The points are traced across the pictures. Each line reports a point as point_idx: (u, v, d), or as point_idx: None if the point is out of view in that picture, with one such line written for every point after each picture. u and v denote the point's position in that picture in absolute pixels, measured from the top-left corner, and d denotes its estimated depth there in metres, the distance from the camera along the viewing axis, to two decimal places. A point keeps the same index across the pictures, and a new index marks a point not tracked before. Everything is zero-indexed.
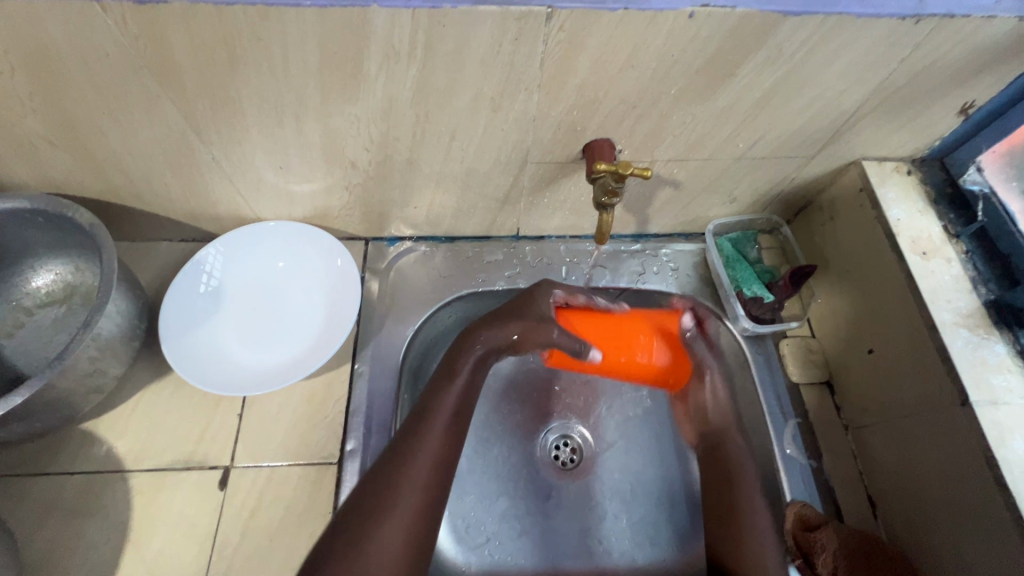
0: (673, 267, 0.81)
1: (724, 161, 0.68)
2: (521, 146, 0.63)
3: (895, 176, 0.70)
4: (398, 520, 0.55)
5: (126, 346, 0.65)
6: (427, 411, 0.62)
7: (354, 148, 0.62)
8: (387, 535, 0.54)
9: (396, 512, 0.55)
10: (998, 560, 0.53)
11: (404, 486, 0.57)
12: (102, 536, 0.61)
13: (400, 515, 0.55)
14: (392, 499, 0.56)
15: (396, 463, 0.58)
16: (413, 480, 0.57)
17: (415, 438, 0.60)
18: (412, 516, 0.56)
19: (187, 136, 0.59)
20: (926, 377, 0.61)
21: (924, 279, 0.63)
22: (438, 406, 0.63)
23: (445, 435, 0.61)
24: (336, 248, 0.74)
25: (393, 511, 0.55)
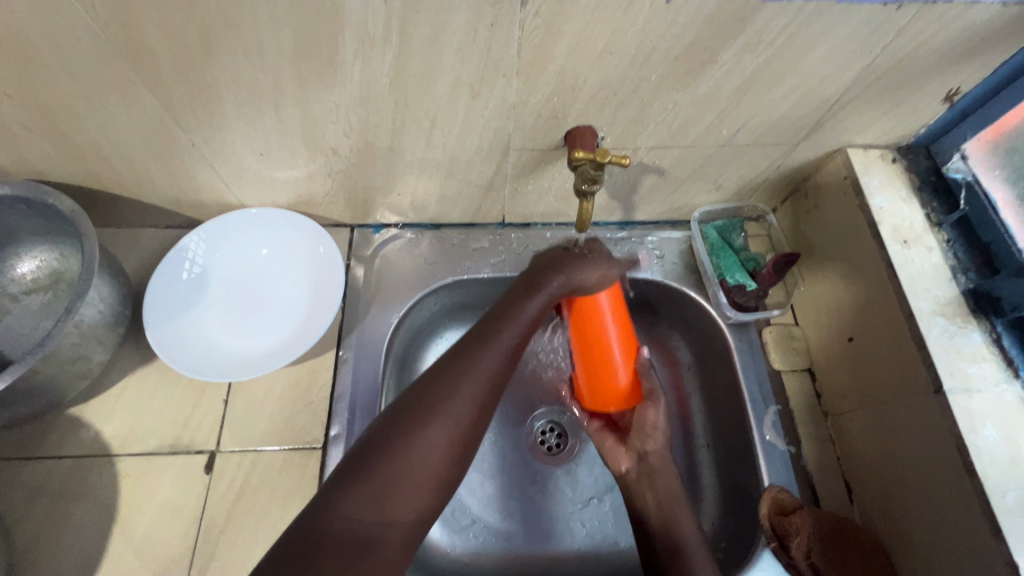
0: (659, 254, 0.81)
1: (708, 149, 0.68)
2: (503, 133, 0.62)
3: (880, 164, 0.70)
4: (441, 430, 0.48)
5: (110, 332, 0.65)
6: (500, 321, 0.54)
7: (334, 135, 0.61)
8: (434, 442, 0.48)
9: (450, 408, 0.49)
10: (963, 545, 0.54)
11: (462, 392, 0.50)
12: (90, 518, 0.62)
13: (455, 412, 0.49)
14: (445, 404, 0.49)
15: (457, 370, 0.51)
16: (467, 396, 0.50)
17: (481, 349, 0.52)
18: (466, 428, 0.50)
19: (165, 123, 0.59)
20: (902, 365, 0.61)
21: (904, 268, 0.63)
22: (512, 318, 0.54)
23: (511, 351, 0.54)
24: (320, 235, 0.74)
25: (448, 412, 0.49)
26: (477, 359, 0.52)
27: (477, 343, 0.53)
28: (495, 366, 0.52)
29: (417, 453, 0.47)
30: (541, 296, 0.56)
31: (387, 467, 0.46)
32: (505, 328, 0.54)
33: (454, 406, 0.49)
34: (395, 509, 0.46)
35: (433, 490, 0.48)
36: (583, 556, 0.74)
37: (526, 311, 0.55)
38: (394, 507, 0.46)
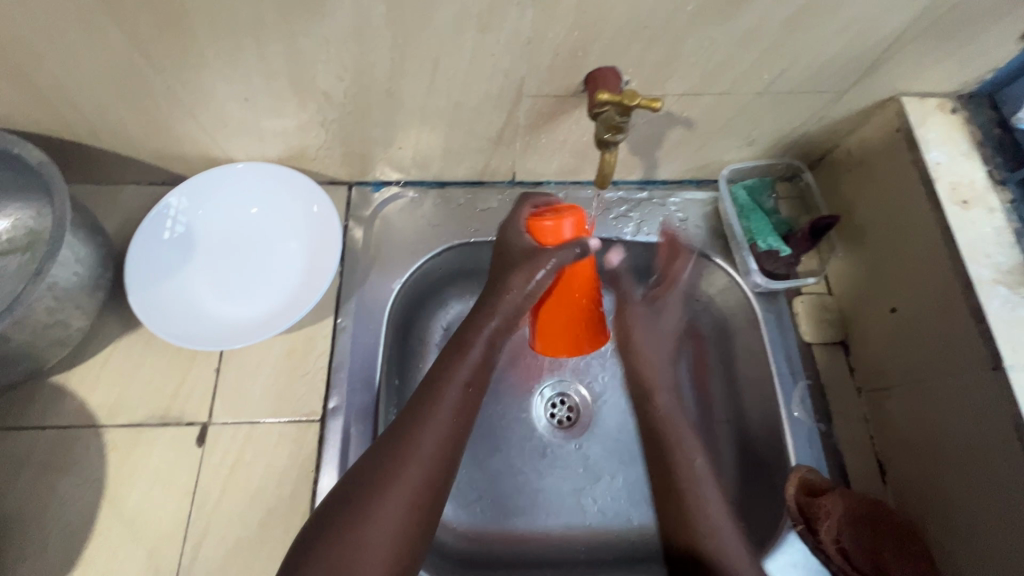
0: (682, 217, 0.75)
1: (745, 97, 0.61)
2: (515, 76, 0.55)
3: (937, 116, 0.62)
4: (395, 495, 0.49)
5: (89, 297, 0.61)
6: (440, 382, 0.54)
7: (325, 77, 0.55)
8: (387, 513, 0.49)
9: (401, 479, 0.50)
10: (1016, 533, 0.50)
11: (410, 461, 0.51)
12: (77, 492, 0.59)
13: (406, 480, 0.50)
14: (398, 467, 0.50)
15: (400, 441, 0.51)
16: (421, 453, 0.51)
17: (425, 411, 0.53)
18: (419, 491, 0.50)
19: (135, 62, 0.52)
20: (955, 340, 0.56)
21: (962, 231, 0.57)
22: (452, 375, 0.55)
23: (456, 409, 0.54)
24: (314, 193, 0.68)
25: (398, 483, 0.50)
26: (421, 420, 0.52)
27: (419, 409, 0.53)
28: (442, 424, 0.53)
29: (373, 525, 0.48)
30: (478, 349, 0.56)
31: (345, 545, 0.47)
32: (445, 388, 0.54)
33: (403, 477, 0.50)
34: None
35: (394, 555, 0.48)
36: (594, 534, 0.71)
37: (466, 362, 0.55)
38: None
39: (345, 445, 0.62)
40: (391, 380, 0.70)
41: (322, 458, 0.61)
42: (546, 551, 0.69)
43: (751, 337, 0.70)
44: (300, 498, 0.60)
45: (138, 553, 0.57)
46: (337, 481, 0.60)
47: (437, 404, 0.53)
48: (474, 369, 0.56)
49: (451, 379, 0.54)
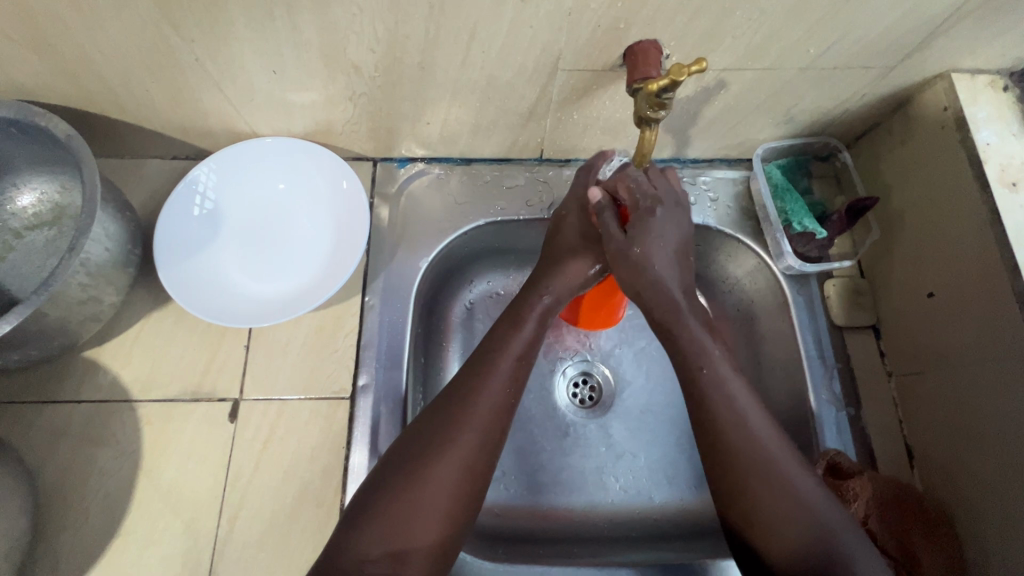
0: (712, 196, 0.73)
1: (788, 72, 0.58)
2: (552, 49, 0.53)
3: (988, 93, 0.60)
4: (452, 455, 0.50)
5: (119, 273, 0.61)
6: (495, 354, 0.56)
7: (357, 49, 0.53)
8: (441, 474, 0.50)
9: (456, 443, 0.51)
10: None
11: (466, 428, 0.52)
12: (115, 464, 0.60)
13: (463, 443, 0.51)
14: (455, 431, 0.51)
15: (455, 408, 0.53)
16: (476, 419, 0.52)
17: (477, 381, 0.54)
18: (473, 457, 0.51)
19: (163, 32, 0.50)
20: (997, 326, 0.55)
21: (1011, 214, 0.55)
22: (506, 348, 0.56)
23: (510, 380, 0.55)
24: (340, 168, 0.67)
25: (453, 446, 0.51)
26: (477, 390, 0.54)
27: (474, 377, 0.54)
28: (496, 393, 0.54)
29: (429, 485, 0.49)
30: (532, 323, 0.58)
31: (400, 499, 0.48)
32: (500, 358, 0.55)
33: (460, 440, 0.51)
34: (411, 537, 0.48)
35: (446, 516, 0.49)
36: (617, 511, 0.71)
37: (519, 337, 0.57)
38: (408, 536, 0.48)
39: (375, 422, 0.62)
40: (418, 358, 0.70)
41: (353, 435, 0.62)
42: (570, 527, 0.71)
43: (781, 320, 0.70)
44: (333, 473, 0.61)
45: (176, 524, 0.58)
46: (368, 458, 0.61)
47: (492, 374, 0.54)
48: (527, 341, 0.57)
49: (505, 351, 0.56)
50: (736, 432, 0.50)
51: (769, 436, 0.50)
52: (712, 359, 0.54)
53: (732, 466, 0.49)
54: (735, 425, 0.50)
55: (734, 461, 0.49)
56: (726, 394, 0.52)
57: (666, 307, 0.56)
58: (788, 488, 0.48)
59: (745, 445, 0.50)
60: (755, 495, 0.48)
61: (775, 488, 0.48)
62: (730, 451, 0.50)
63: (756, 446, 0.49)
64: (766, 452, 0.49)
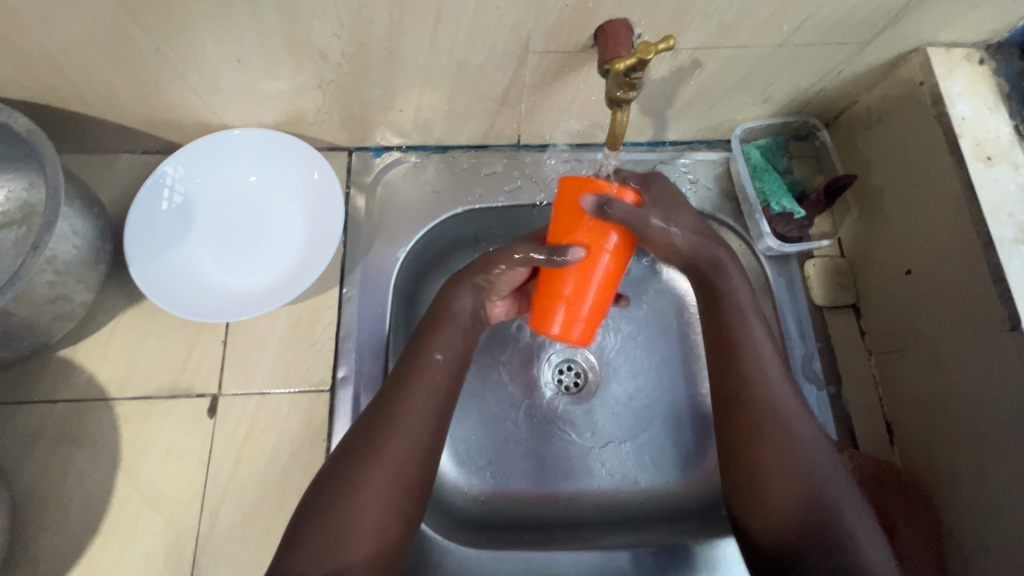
0: (692, 178, 0.73)
1: (762, 50, 0.57)
2: (521, 31, 0.52)
3: (965, 67, 0.59)
4: (377, 472, 0.50)
5: (90, 270, 0.60)
6: (417, 366, 0.55)
7: (321, 35, 0.52)
8: (373, 488, 0.49)
9: (382, 457, 0.50)
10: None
11: (388, 441, 0.51)
12: (93, 462, 0.60)
13: (387, 458, 0.50)
14: (380, 448, 0.51)
15: (379, 421, 0.52)
16: (396, 434, 0.51)
17: (402, 391, 0.53)
18: (398, 468, 0.50)
19: (120, 22, 0.49)
20: (972, 301, 0.55)
21: (986, 189, 0.55)
22: (423, 357, 0.55)
23: (432, 387, 0.54)
24: (314, 159, 0.66)
25: (378, 462, 0.50)
26: (401, 401, 0.53)
27: (397, 389, 0.54)
28: (420, 404, 0.53)
29: (358, 504, 0.48)
30: (454, 325, 0.57)
31: (336, 520, 0.48)
32: (418, 372, 0.54)
33: (380, 456, 0.50)
34: (348, 553, 0.47)
35: (378, 528, 0.49)
36: (603, 495, 0.72)
37: (443, 345, 0.56)
38: (344, 553, 0.47)
39: (356, 414, 0.62)
40: (400, 349, 0.69)
41: (334, 427, 0.62)
42: (556, 512, 0.71)
43: (762, 302, 0.70)
44: (314, 466, 0.61)
45: (157, 520, 0.58)
46: None
47: (413, 387, 0.53)
48: (451, 342, 0.57)
49: (427, 351, 0.55)
50: (751, 406, 0.53)
51: (784, 393, 0.54)
52: (757, 341, 0.56)
53: (749, 434, 0.53)
54: (753, 390, 0.53)
55: (757, 437, 0.52)
56: (749, 380, 0.54)
57: (725, 290, 0.57)
58: (800, 471, 0.50)
59: (769, 418, 0.52)
60: (760, 471, 0.51)
61: (789, 467, 0.51)
62: (747, 426, 0.53)
63: (773, 409, 0.53)
64: (796, 438, 0.52)
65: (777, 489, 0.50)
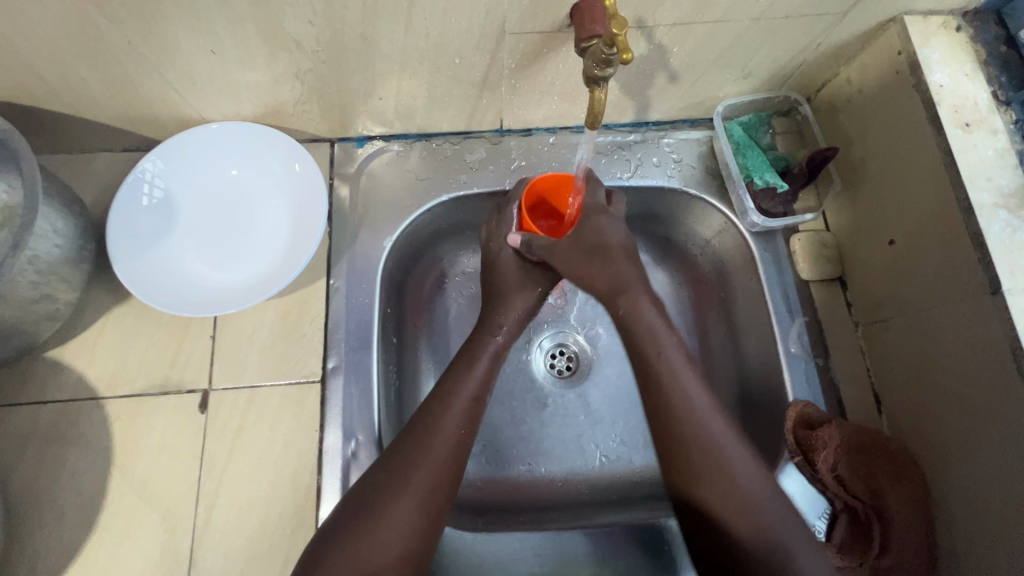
0: (676, 158, 0.73)
1: (740, 25, 0.57)
2: (495, 12, 0.52)
3: (942, 34, 0.59)
4: (408, 495, 0.50)
5: (73, 269, 0.60)
6: (446, 394, 0.56)
7: (294, 22, 0.51)
8: (402, 511, 0.50)
9: (411, 487, 0.51)
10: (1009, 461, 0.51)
11: (414, 473, 0.51)
12: (85, 462, 0.60)
13: (415, 487, 0.51)
14: (407, 474, 0.51)
15: (410, 452, 0.52)
16: (427, 466, 0.52)
17: (431, 422, 0.54)
18: (427, 497, 0.51)
19: (89, 16, 0.48)
20: (953, 268, 0.56)
21: (965, 155, 0.55)
22: (457, 389, 0.57)
23: (464, 420, 0.55)
24: (294, 151, 0.66)
25: (408, 489, 0.50)
26: (432, 430, 0.54)
27: (426, 421, 0.54)
28: (450, 433, 0.54)
29: (384, 529, 0.49)
30: (484, 360, 0.60)
31: (365, 531, 0.48)
32: (452, 400, 0.56)
33: (413, 482, 0.51)
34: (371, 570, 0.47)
35: (408, 545, 0.49)
36: (598, 477, 0.72)
37: (472, 376, 0.58)
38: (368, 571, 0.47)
39: (348, 404, 0.62)
40: (390, 339, 0.69)
41: (326, 418, 0.62)
42: (550, 496, 0.71)
43: (748, 278, 0.70)
44: (308, 457, 0.61)
45: (153, 517, 0.58)
46: (343, 440, 0.61)
47: (444, 415, 0.55)
48: (484, 376, 0.59)
49: (458, 388, 0.57)
50: (698, 434, 0.51)
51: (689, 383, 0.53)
52: (664, 345, 0.55)
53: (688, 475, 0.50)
54: (672, 394, 0.53)
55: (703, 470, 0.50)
56: (681, 421, 0.52)
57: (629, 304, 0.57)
58: (745, 504, 0.48)
59: (702, 438, 0.51)
60: (712, 505, 0.49)
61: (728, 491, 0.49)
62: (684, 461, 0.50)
63: (709, 449, 0.50)
64: (731, 475, 0.49)
65: (734, 520, 0.48)
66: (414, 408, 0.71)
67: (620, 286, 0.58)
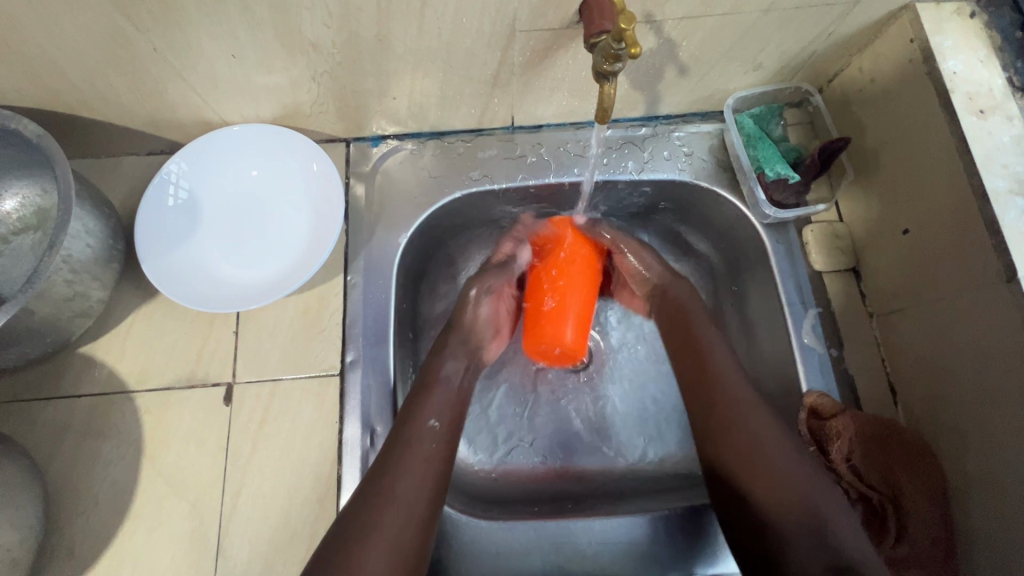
0: (687, 151, 0.73)
1: (749, 16, 0.57)
2: (506, 10, 0.53)
3: (955, 21, 0.59)
4: (393, 509, 0.50)
5: (104, 269, 0.62)
6: (417, 412, 0.56)
7: (311, 25, 0.53)
8: (374, 561, 0.47)
9: (393, 498, 0.50)
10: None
11: (396, 485, 0.51)
12: (118, 452, 0.62)
13: (400, 500, 0.50)
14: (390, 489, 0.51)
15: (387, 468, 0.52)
16: (410, 479, 0.52)
17: (408, 432, 0.55)
18: (410, 511, 0.50)
19: (118, 25, 0.51)
20: (968, 255, 0.55)
21: (979, 142, 0.55)
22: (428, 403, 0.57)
23: (438, 436, 0.55)
24: (311, 151, 0.68)
25: (390, 504, 0.50)
26: (408, 444, 0.54)
27: (398, 441, 0.54)
28: (426, 449, 0.54)
29: (371, 545, 0.47)
30: (443, 386, 0.60)
31: (343, 568, 0.46)
32: (421, 414, 0.56)
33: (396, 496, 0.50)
34: None
35: (395, 563, 0.48)
36: (612, 470, 0.73)
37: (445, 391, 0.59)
38: None
39: (367, 396, 0.64)
40: (406, 333, 0.71)
41: (346, 409, 0.64)
42: (564, 487, 0.71)
43: (761, 269, 0.70)
44: (328, 447, 0.63)
45: (182, 506, 0.61)
46: (362, 431, 0.63)
47: (415, 434, 0.55)
48: (443, 405, 0.58)
49: (422, 416, 0.56)
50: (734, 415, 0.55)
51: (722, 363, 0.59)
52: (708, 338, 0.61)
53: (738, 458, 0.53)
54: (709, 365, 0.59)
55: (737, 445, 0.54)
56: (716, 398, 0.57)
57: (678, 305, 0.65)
58: (786, 480, 0.51)
59: (738, 415, 0.55)
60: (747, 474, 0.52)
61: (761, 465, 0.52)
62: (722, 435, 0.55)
63: (746, 429, 0.54)
64: (762, 447, 0.53)
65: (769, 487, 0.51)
66: (429, 338, 0.74)
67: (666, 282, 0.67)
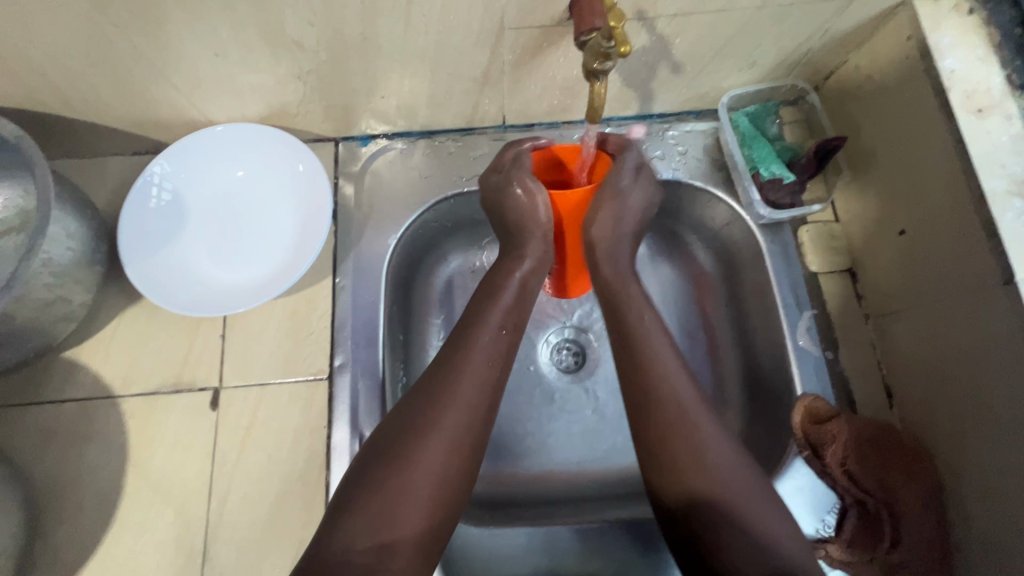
0: (681, 150, 0.72)
1: (742, 13, 0.56)
2: (493, 8, 0.52)
3: (954, 17, 0.57)
4: (440, 435, 0.49)
5: (87, 272, 0.61)
6: (473, 331, 0.55)
7: (294, 24, 0.51)
8: (418, 482, 0.47)
9: (440, 424, 0.49)
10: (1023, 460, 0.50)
11: (445, 409, 0.50)
12: (103, 458, 0.61)
13: (448, 426, 0.49)
14: (439, 414, 0.50)
15: (437, 392, 0.51)
16: (461, 403, 0.51)
17: (460, 355, 0.53)
18: (458, 436, 0.49)
19: (96, 24, 0.49)
20: (964, 256, 0.54)
21: (977, 142, 0.54)
22: (483, 323, 0.56)
23: (493, 358, 0.54)
24: (299, 151, 0.67)
25: (437, 429, 0.49)
26: (460, 366, 0.53)
27: (452, 360, 0.53)
28: (479, 370, 0.53)
29: (417, 471, 0.47)
30: (509, 293, 0.58)
31: (385, 492, 0.46)
32: (479, 334, 0.55)
33: (445, 418, 0.49)
34: (399, 522, 0.45)
35: (438, 490, 0.47)
36: (606, 472, 0.72)
37: (497, 309, 0.57)
38: (395, 524, 0.45)
39: (355, 401, 0.63)
40: (396, 336, 0.70)
41: (334, 414, 0.63)
42: (556, 488, 0.71)
43: (756, 269, 0.69)
44: (317, 452, 0.62)
45: (168, 511, 0.60)
46: (351, 436, 0.62)
47: (471, 351, 0.54)
48: (505, 315, 0.57)
49: (479, 329, 0.55)
50: (678, 432, 0.51)
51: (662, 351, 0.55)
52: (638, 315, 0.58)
53: (683, 477, 0.49)
54: (641, 348, 0.55)
55: (680, 464, 0.50)
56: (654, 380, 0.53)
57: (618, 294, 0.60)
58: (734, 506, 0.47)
59: (681, 436, 0.50)
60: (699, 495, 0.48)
61: (705, 478, 0.48)
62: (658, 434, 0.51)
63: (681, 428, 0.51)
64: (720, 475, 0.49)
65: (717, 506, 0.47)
66: (421, 340, 0.73)
67: (605, 237, 0.61)
